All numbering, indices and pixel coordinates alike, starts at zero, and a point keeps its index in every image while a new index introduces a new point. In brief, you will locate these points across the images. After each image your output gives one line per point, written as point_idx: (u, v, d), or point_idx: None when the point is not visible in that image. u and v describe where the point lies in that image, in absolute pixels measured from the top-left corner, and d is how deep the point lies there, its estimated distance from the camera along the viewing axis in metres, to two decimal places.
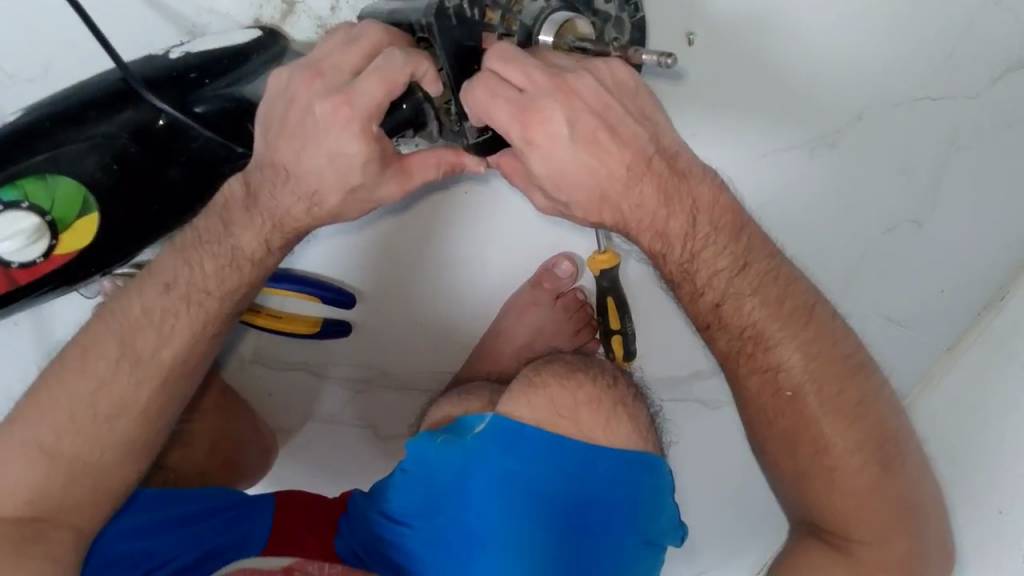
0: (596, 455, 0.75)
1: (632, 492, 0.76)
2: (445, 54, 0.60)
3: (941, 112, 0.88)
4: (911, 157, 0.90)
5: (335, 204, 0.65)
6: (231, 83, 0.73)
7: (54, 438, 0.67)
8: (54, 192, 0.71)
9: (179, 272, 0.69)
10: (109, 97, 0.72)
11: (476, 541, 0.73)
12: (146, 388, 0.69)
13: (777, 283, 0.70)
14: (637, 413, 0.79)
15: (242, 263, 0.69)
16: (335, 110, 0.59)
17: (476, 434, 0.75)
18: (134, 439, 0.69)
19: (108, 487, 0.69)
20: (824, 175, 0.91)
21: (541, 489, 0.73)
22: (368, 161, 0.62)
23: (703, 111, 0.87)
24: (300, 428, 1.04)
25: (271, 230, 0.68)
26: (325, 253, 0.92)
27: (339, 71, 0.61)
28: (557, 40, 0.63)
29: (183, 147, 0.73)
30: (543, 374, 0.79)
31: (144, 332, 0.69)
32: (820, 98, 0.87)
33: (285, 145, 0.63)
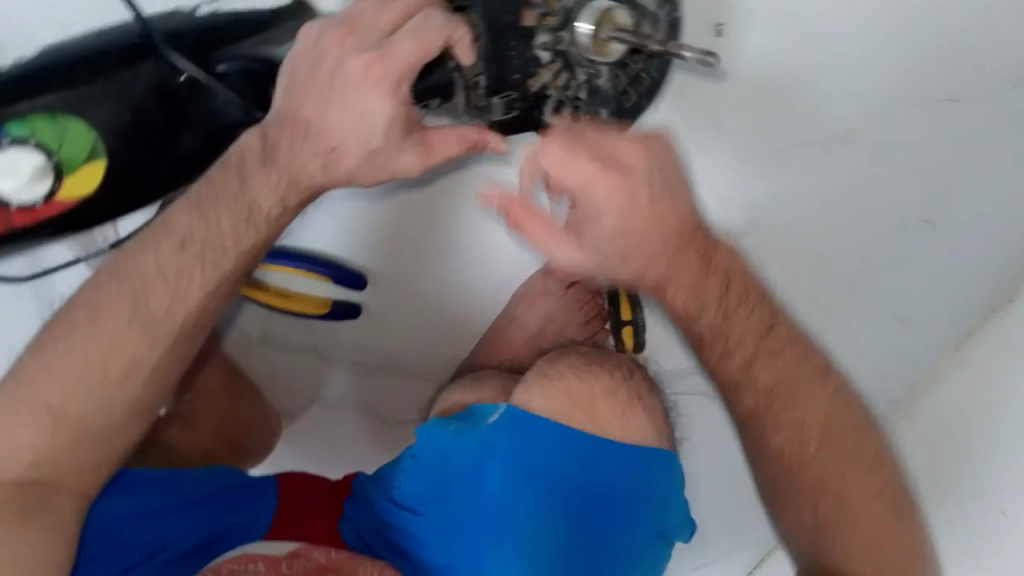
0: (611, 451, 0.73)
1: (647, 489, 0.74)
2: (481, 19, 0.68)
3: (959, 113, 0.86)
4: (928, 154, 0.88)
5: (351, 163, 0.65)
6: (256, 44, 0.72)
7: (59, 400, 0.66)
8: (64, 134, 0.69)
9: (195, 229, 0.68)
10: (130, 49, 0.72)
11: (486, 529, 0.71)
12: (157, 349, 0.68)
13: (797, 345, 0.72)
14: (652, 408, 0.78)
15: (260, 221, 0.68)
16: (366, 66, 0.61)
17: (491, 423, 0.74)
18: (143, 397, 0.69)
19: (115, 445, 0.69)
20: (842, 173, 0.89)
21: (555, 480, 0.72)
22: (391, 123, 0.62)
23: (720, 106, 0.87)
24: (304, 411, 1.02)
25: (289, 188, 0.67)
26: (337, 228, 0.91)
27: (373, 27, 0.62)
28: (595, 29, 0.67)
29: (203, 104, 0.73)
30: (558, 367, 0.79)
31: (159, 290, 0.67)
32: (833, 96, 0.87)
33: (311, 100, 0.63)
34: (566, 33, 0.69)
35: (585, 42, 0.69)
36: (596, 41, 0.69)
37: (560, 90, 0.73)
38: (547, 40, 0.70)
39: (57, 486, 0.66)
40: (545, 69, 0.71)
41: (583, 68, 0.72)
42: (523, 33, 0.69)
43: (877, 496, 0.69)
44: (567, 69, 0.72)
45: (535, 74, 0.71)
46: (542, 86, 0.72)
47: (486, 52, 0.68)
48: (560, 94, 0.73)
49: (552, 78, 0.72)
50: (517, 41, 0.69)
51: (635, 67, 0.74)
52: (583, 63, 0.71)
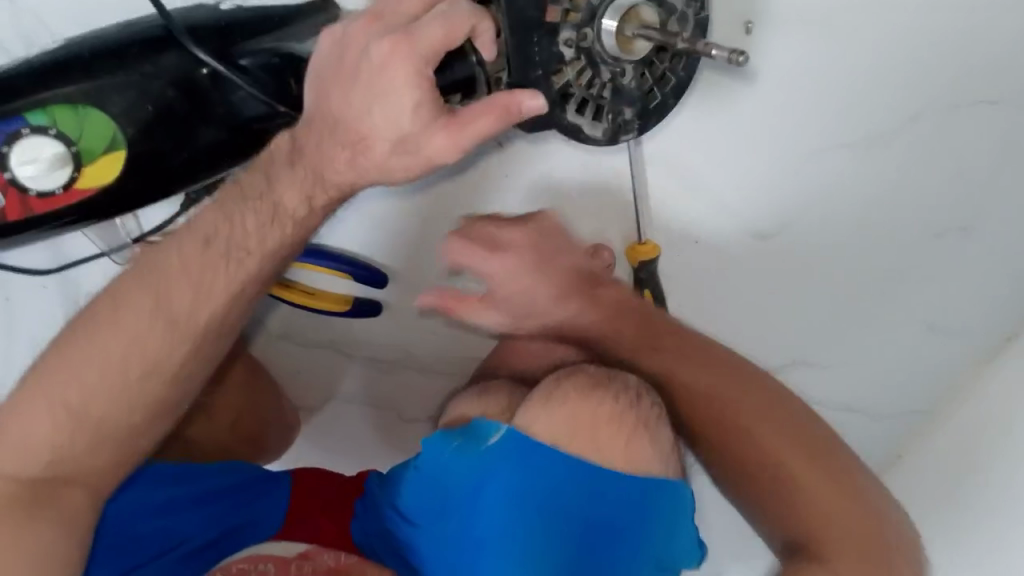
0: (614, 483, 0.69)
1: (654, 518, 0.70)
2: (509, 17, 0.66)
3: (999, 116, 0.84)
4: (965, 158, 0.86)
5: (380, 154, 0.62)
6: (278, 39, 0.72)
7: (78, 400, 0.66)
8: (83, 123, 0.70)
9: (218, 229, 0.67)
10: (153, 40, 0.72)
11: (485, 552, 0.69)
12: (180, 350, 0.67)
13: (712, 355, 0.79)
14: (660, 436, 0.72)
15: (286, 221, 0.67)
16: (392, 49, 0.58)
17: (489, 445, 0.69)
18: (165, 400, 0.68)
19: (136, 447, 0.69)
20: (871, 176, 0.88)
21: (558, 507, 0.68)
22: (419, 106, 0.59)
23: (750, 106, 0.87)
24: (324, 407, 1.02)
25: (315, 185, 0.66)
26: (359, 225, 0.91)
27: (397, 15, 0.61)
28: (620, 26, 0.69)
29: (222, 99, 0.72)
30: (562, 387, 0.72)
31: (182, 289, 0.67)
32: (869, 100, 0.85)
33: (338, 89, 0.62)
34: (590, 28, 0.69)
35: (609, 38, 0.70)
36: (620, 39, 0.70)
37: (584, 88, 0.71)
38: (571, 36, 0.69)
39: (72, 484, 0.67)
40: (569, 67, 0.70)
41: (608, 66, 0.71)
42: (549, 28, 0.68)
43: (856, 521, 0.70)
44: (591, 67, 0.70)
45: (558, 71, 0.70)
46: (566, 85, 0.70)
47: (508, 48, 0.67)
48: (584, 92, 0.72)
49: (576, 75, 0.70)
50: (540, 37, 0.67)
51: (661, 66, 0.73)
52: (608, 60, 0.70)
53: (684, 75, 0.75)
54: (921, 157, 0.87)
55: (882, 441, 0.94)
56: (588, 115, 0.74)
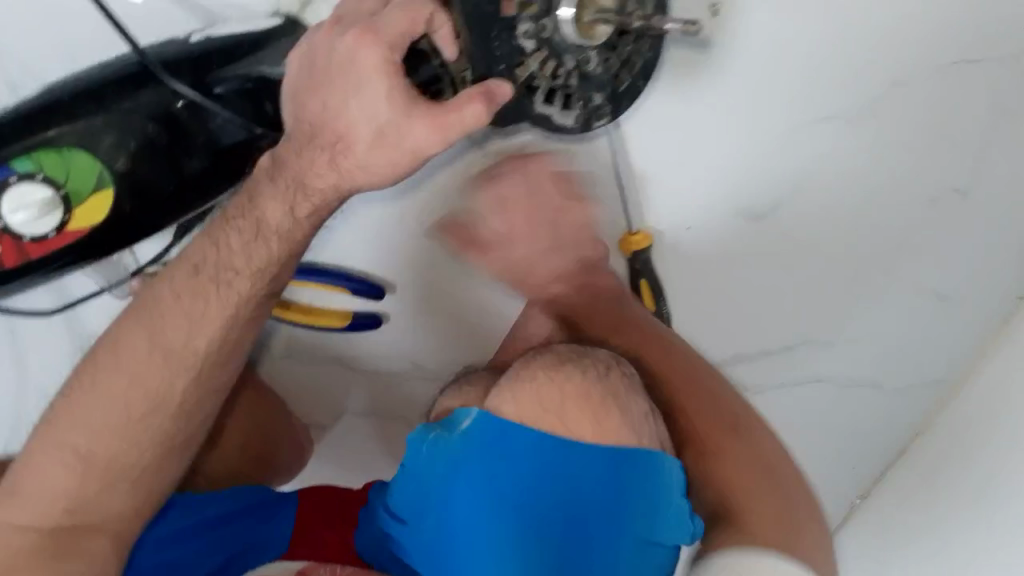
0: (580, 456, 0.69)
1: (626, 493, 0.69)
2: (465, 17, 0.67)
3: (984, 72, 0.85)
4: (955, 119, 0.87)
5: (359, 151, 0.63)
6: (249, 63, 0.73)
7: (84, 443, 0.67)
8: (69, 166, 0.71)
9: (207, 255, 0.69)
10: (131, 77, 0.73)
11: (464, 539, 0.70)
12: (181, 378, 0.69)
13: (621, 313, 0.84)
14: (630, 407, 0.71)
15: (271, 236, 0.67)
16: (355, 40, 0.61)
17: (462, 430, 0.72)
18: (173, 431, 0.69)
19: (150, 482, 0.69)
20: (859, 149, 0.88)
21: (527, 487, 0.69)
22: (391, 89, 0.61)
23: (734, 84, 0.86)
24: (335, 423, 1.03)
25: (297, 195, 0.66)
26: (353, 231, 0.92)
27: (358, 15, 0.64)
28: (578, 12, 0.70)
29: (202, 126, 0.73)
30: (529, 368, 0.74)
31: (177, 320, 0.68)
32: (851, 68, 0.85)
33: (313, 94, 0.64)
34: (549, 18, 0.70)
35: (569, 27, 0.70)
36: (582, 26, 0.71)
37: (549, 79, 0.73)
38: (530, 28, 0.70)
39: (82, 525, 0.67)
40: (531, 59, 0.71)
41: (570, 55, 0.72)
42: (506, 23, 0.69)
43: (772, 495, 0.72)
44: (554, 57, 0.72)
45: (522, 64, 0.71)
46: (530, 76, 0.72)
47: (468, 45, 0.68)
48: (550, 83, 0.74)
49: (539, 67, 0.72)
50: (499, 31, 0.68)
51: (625, 48, 0.75)
52: (570, 48, 0.71)
53: (650, 56, 0.77)
54: (911, 121, 0.87)
55: (890, 415, 0.98)
56: (557, 104, 0.77)
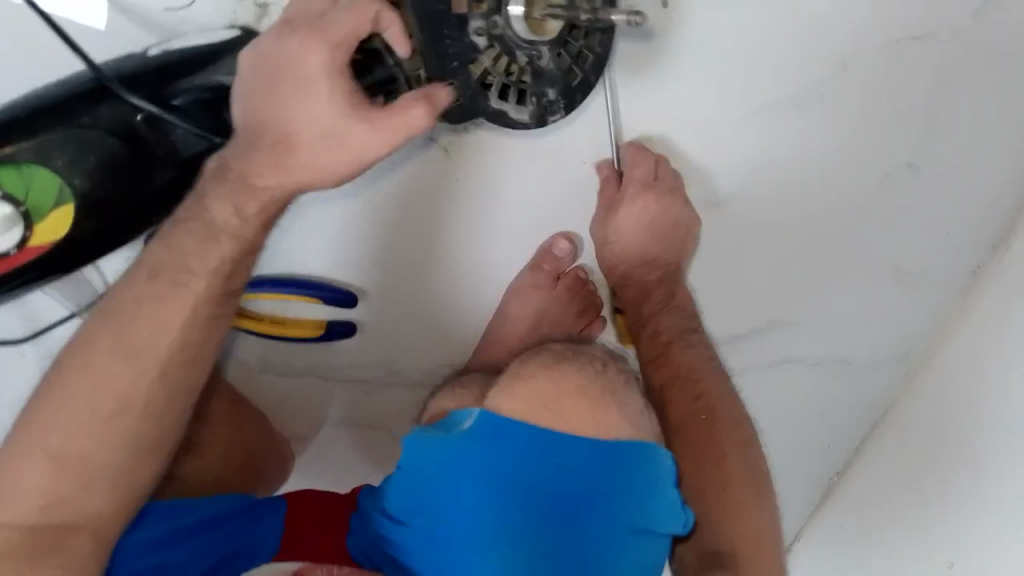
0: (585, 448, 0.71)
1: (623, 482, 0.72)
2: (417, 18, 0.70)
3: (925, 50, 0.88)
4: (900, 97, 0.89)
5: (301, 153, 0.68)
6: (206, 73, 0.74)
7: (52, 447, 0.66)
8: (29, 182, 0.72)
9: (161, 258, 0.70)
10: (88, 92, 0.73)
11: (463, 535, 0.70)
12: (145, 380, 0.68)
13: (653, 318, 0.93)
14: (627, 401, 0.74)
15: (220, 236, 0.70)
16: (301, 43, 0.65)
17: (464, 430, 0.72)
18: (142, 435, 0.69)
19: (121, 488, 0.69)
20: (815, 131, 0.90)
21: (529, 480, 0.70)
22: (334, 92, 0.65)
23: (689, 76, 0.88)
24: (315, 434, 1.02)
25: (246, 196, 0.70)
26: (302, 233, 0.91)
27: (308, 16, 0.66)
28: (527, 9, 0.73)
29: (161, 139, 0.74)
30: (528, 367, 0.75)
31: (140, 324, 0.68)
32: (799, 53, 0.88)
33: (267, 93, 0.67)
34: (500, 15, 0.72)
35: (519, 23, 0.73)
36: (531, 22, 0.74)
37: (503, 75, 0.76)
38: (481, 25, 0.72)
39: (51, 531, 0.66)
40: (484, 55, 0.74)
41: (523, 51, 0.74)
42: (458, 21, 0.72)
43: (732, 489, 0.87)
44: (507, 53, 0.74)
45: (474, 61, 0.74)
46: (484, 73, 0.75)
47: (421, 44, 0.71)
48: (504, 79, 0.76)
49: (492, 63, 0.74)
50: (451, 30, 0.71)
51: (576, 43, 0.76)
52: (522, 44, 0.74)
53: (602, 51, 0.78)
54: (860, 100, 0.89)
55: (866, 392, 1.00)
56: (512, 100, 0.78)
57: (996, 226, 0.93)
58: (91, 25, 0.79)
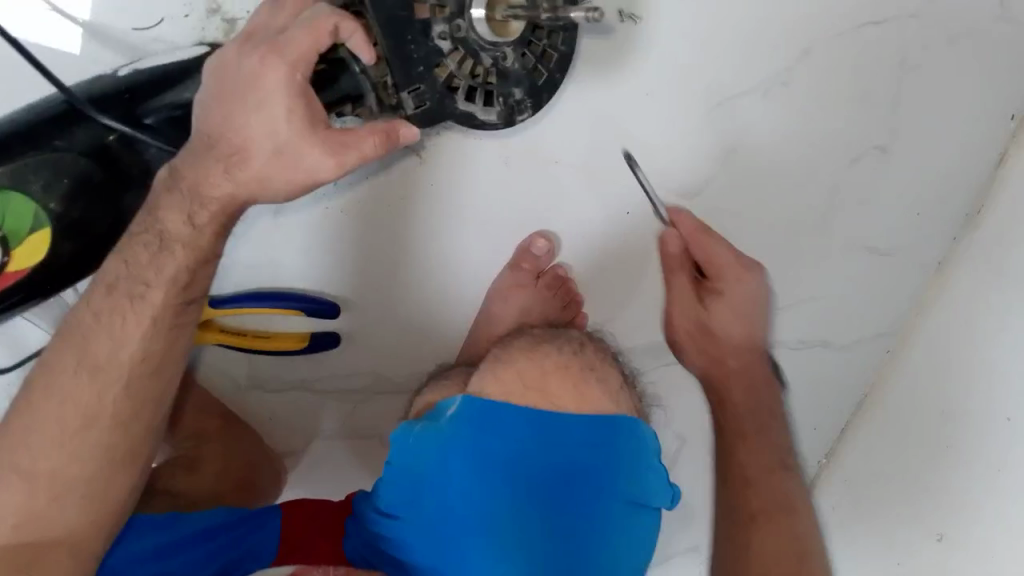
0: (569, 427, 0.72)
1: (614, 454, 0.73)
2: (379, 24, 0.71)
3: (886, 35, 0.90)
4: (864, 82, 0.91)
5: (259, 165, 0.66)
6: (176, 91, 0.74)
7: (20, 460, 0.67)
8: (4, 207, 0.72)
9: (119, 272, 0.70)
10: (62, 114, 0.74)
11: (458, 519, 0.71)
12: (109, 393, 0.69)
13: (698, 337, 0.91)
14: (606, 377, 0.76)
15: (175, 245, 0.69)
16: (261, 60, 0.64)
17: (449, 417, 0.73)
18: (109, 448, 0.69)
19: (86, 503, 0.69)
20: (777, 121, 0.92)
21: (519, 459, 0.71)
22: (292, 112, 0.65)
23: (661, 73, 0.90)
24: (308, 447, 1.01)
25: (193, 203, 0.68)
26: (259, 241, 0.91)
27: (267, 30, 0.66)
28: (489, 11, 0.74)
29: (134, 159, 0.75)
30: (508, 351, 0.77)
31: (98, 336, 0.69)
32: (762, 43, 0.90)
33: (222, 105, 0.66)
34: (463, 20, 0.74)
35: (481, 25, 0.74)
36: (494, 23, 0.75)
37: (468, 77, 0.77)
38: (444, 30, 0.74)
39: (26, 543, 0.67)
40: (449, 59, 0.75)
41: (487, 52, 0.76)
42: (421, 27, 0.73)
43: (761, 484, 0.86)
44: (471, 55, 0.75)
45: (440, 64, 0.75)
46: (450, 76, 0.76)
47: (386, 51, 0.72)
48: (469, 81, 0.77)
49: (458, 66, 0.76)
50: (414, 35, 0.72)
51: (540, 43, 0.79)
52: (485, 46, 0.75)
53: (565, 50, 0.81)
54: (823, 87, 0.91)
55: (849, 372, 1.00)
56: (479, 101, 0.79)
57: (967, 199, 0.94)
58: (68, 52, 0.82)
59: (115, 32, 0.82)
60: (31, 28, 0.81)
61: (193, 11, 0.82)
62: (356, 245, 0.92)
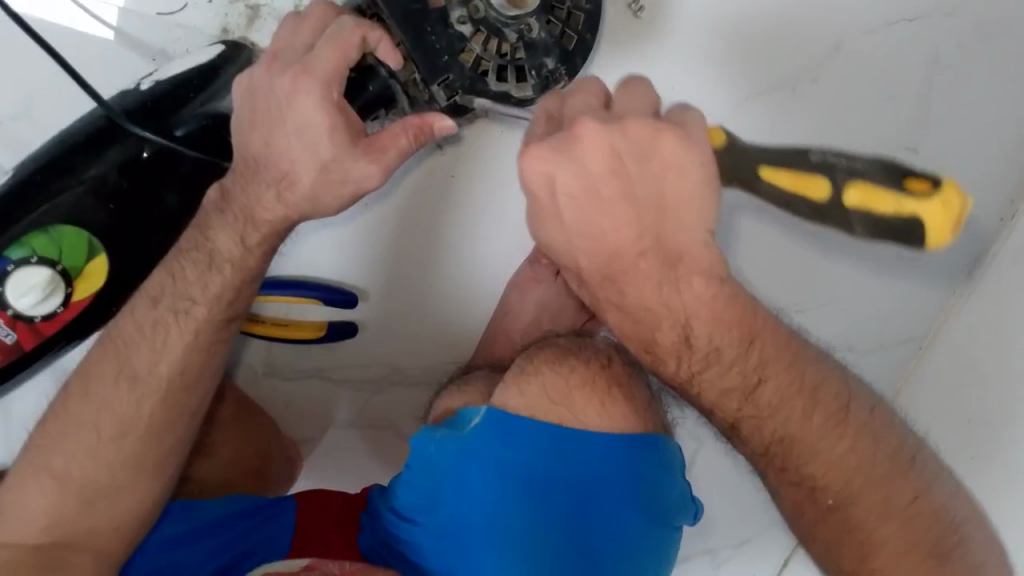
0: (594, 443, 0.71)
1: (636, 463, 0.72)
2: (398, 23, 0.71)
3: (917, 33, 0.88)
4: (894, 81, 0.89)
5: (306, 185, 0.66)
6: (206, 101, 0.74)
7: (62, 464, 0.71)
8: (60, 241, 0.73)
9: (165, 286, 0.72)
10: (93, 138, 0.74)
11: (478, 530, 0.71)
12: (147, 403, 0.72)
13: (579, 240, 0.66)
14: (632, 394, 0.76)
15: (223, 265, 0.72)
16: (294, 81, 0.63)
17: (471, 427, 0.72)
18: (142, 456, 0.72)
19: (124, 507, 0.71)
20: (805, 117, 0.89)
21: (542, 468, 0.71)
22: (334, 130, 0.63)
23: (687, 66, 0.87)
24: (324, 435, 1.01)
25: (247, 226, 0.70)
26: (302, 257, 0.93)
27: (293, 49, 0.65)
28: None
29: (171, 172, 0.75)
30: (535, 363, 0.77)
31: (139, 347, 0.72)
32: (787, 38, 0.87)
33: (261, 127, 0.65)
34: None
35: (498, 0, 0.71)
36: None
37: (497, 55, 0.73)
38: (462, 14, 0.72)
39: (71, 545, 0.70)
40: (472, 42, 0.72)
41: (510, 28, 0.72)
42: (438, 16, 0.72)
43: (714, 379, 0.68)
44: (494, 33, 0.72)
45: (464, 50, 0.72)
46: (477, 60, 0.73)
47: (408, 49, 0.72)
48: (498, 61, 0.73)
49: (483, 47, 0.73)
50: (432, 25, 0.71)
51: (563, 7, 0.74)
52: (507, 21, 0.71)
53: (590, 8, 0.76)
54: (852, 86, 0.88)
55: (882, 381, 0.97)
56: (512, 79, 0.74)
57: (1009, 190, 0.90)
58: (94, 45, 0.82)
59: (137, 31, 0.82)
60: (57, 18, 0.81)
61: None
62: (381, 249, 0.93)
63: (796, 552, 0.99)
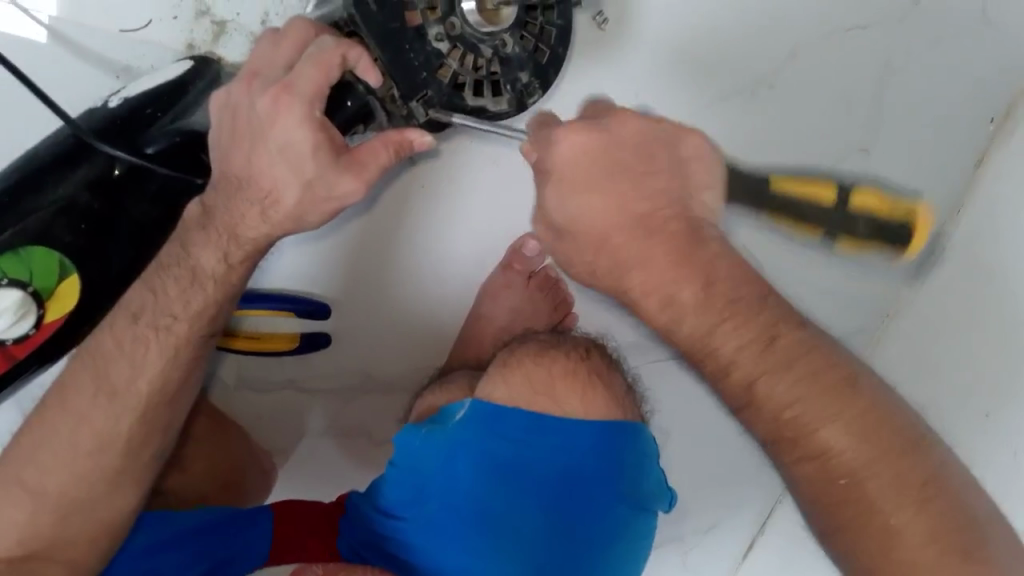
0: (576, 430, 0.74)
1: (615, 460, 0.75)
2: (376, 40, 0.72)
3: (872, 38, 0.89)
4: (847, 84, 0.90)
5: (292, 204, 0.67)
6: (178, 117, 0.74)
7: (38, 477, 0.72)
8: (30, 262, 0.72)
9: (145, 301, 0.72)
10: (62, 157, 0.73)
11: (464, 522, 0.73)
12: (126, 418, 0.72)
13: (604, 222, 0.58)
14: (613, 382, 0.78)
15: (206, 281, 0.72)
16: (275, 100, 0.64)
17: (457, 420, 0.75)
18: (121, 468, 0.73)
19: (104, 519, 0.73)
20: (761, 121, 0.91)
21: (525, 463, 0.73)
22: (317, 148, 0.64)
23: (649, 77, 0.90)
24: (297, 444, 1.00)
25: (230, 243, 0.70)
26: (279, 272, 0.93)
27: (273, 67, 0.66)
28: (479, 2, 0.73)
29: (143, 190, 0.75)
30: (515, 355, 0.78)
31: (118, 362, 0.72)
32: (740, 48, 0.89)
33: (241, 146, 0.66)
34: (455, 17, 0.73)
35: (473, 17, 0.73)
36: (486, 13, 0.74)
37: (472, 71, 0.75)
38: (439, 31, 0.73)
39: (45, 558, 0.71)
40: (449, 58, 0.74)
41: (486, 44, 0.74)
42: (415, 32, 0.73)
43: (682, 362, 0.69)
44: (470, 49, 0.74)
45: (441, 66, 0.74)
46: (454, 75, 0.75)
47: (385, 66, 0.72)
48: (475, 76, 0.76)
49: (459, 63, 0.74)
50: (411, 43, 0.72)
51: (536, 22, 0.76)
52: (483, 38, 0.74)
53: (563, 22, 0.77)
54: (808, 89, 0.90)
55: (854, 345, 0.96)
56: (488, 93, 0.77)
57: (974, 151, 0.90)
58: (54, 62, 0.81)
59: (98, 48, 0.82)
60: (15, 36, 0.81)
61: (181, 14, 0.82)
62: (353, 266, 0.93)
63: (763, 536, 0.99)
